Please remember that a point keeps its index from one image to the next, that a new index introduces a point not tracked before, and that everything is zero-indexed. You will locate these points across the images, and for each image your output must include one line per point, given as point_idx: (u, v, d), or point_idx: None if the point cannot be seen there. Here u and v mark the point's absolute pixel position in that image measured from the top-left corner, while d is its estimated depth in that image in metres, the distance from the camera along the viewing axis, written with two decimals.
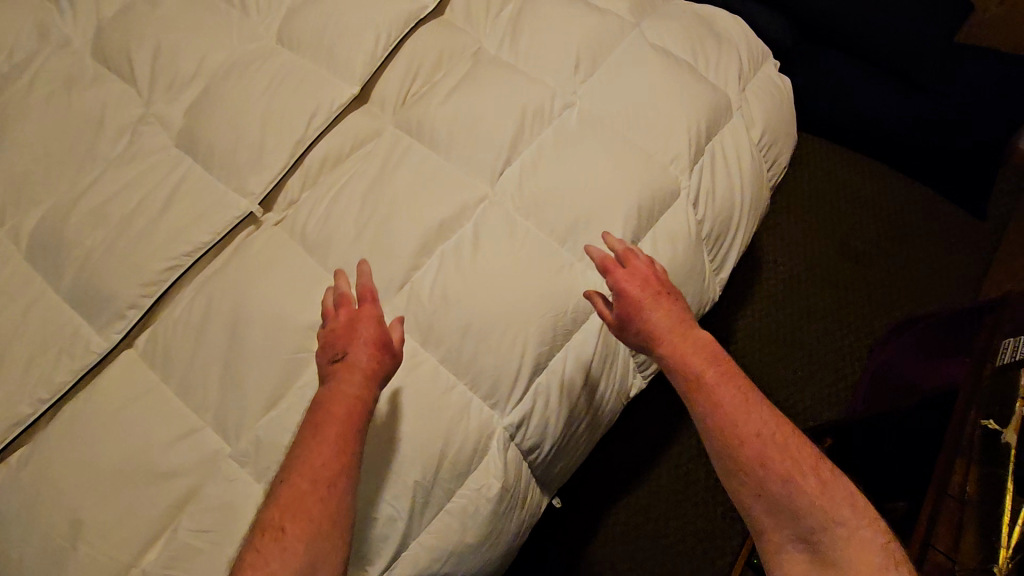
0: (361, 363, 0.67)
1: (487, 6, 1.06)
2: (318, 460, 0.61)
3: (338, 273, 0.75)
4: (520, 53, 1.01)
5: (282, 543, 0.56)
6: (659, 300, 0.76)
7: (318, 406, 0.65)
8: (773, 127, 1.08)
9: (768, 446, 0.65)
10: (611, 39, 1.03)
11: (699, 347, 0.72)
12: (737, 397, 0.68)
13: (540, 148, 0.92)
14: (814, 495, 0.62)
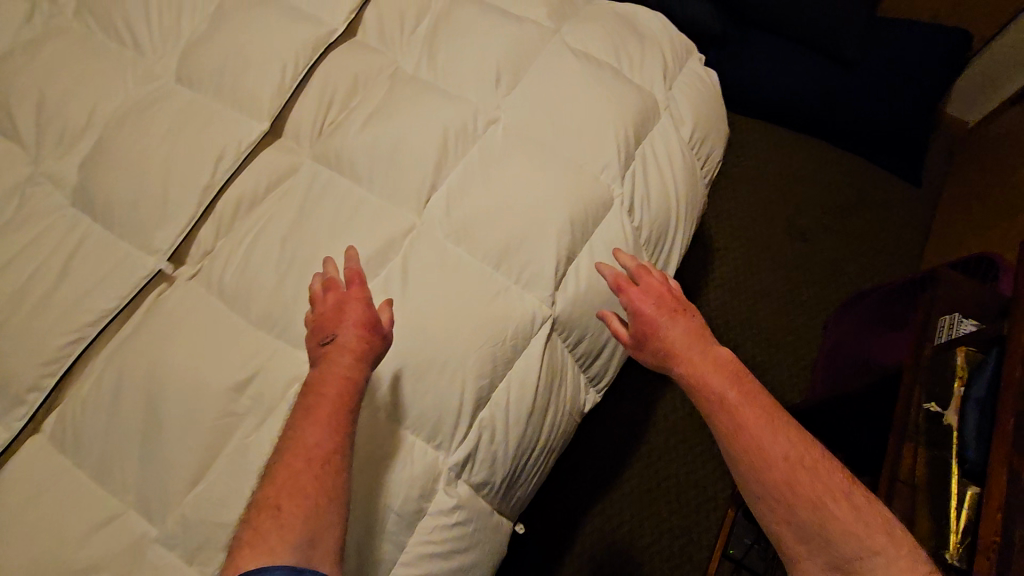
0: (351, 342, 0.67)
1: (401, 25, 1.02)
2: (311, 440, 0.60)
3: (326, 260, 0.75)
4: (440, 71, 0.98)
5: (280, 522, 0.54)
6: (678, 319, 0.76)
7: (313, 387, 0.65)
8: (703, 122, 1.08)
9: (796, 469, 0.65)
10: (531, 48, 1.01)
11: (723, 367, 0.72)
12: (763, 419, 0.68)
13: (466, 169, 0.89)
14: (846, 522, 0.62)
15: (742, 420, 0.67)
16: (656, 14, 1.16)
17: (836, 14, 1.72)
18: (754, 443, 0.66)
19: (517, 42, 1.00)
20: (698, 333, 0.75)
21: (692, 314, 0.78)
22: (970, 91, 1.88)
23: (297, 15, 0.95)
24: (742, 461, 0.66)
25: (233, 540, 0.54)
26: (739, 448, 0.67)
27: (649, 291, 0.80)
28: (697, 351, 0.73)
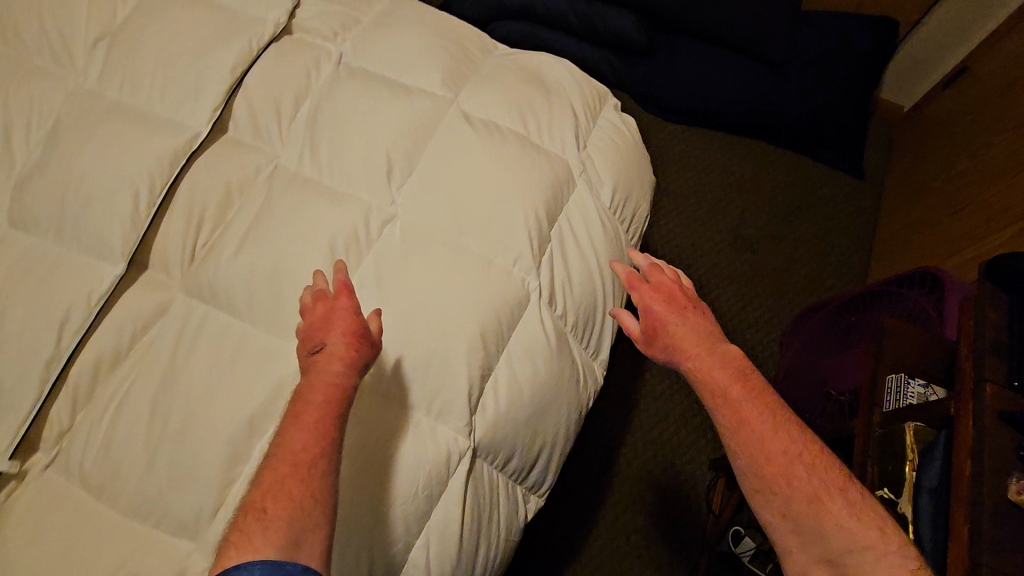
0: (339, 352, 0.68)
1: (278, 115, 0.92)
2: (297, 445, 0.61)
3: (316, 272, 0.75)
4: (324, 166, 0.88)
5: (263, 526, 0.56)
6: (686, 316, 0.79)
7: (302, 394, 0.66)
8: (624, 178, 0.99)
9: (795, 464, 0.67)
10: (425, 125, 0.91)
11: (729, 365, 0.74)
12: (764, 413, 0.70)
13: (361, 285, 0.79)
14: (839, 517, 0.65)
15: (746, 417, 0.70)
16: (562, 60, 1.07)
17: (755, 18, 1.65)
18: (755, 437, 0.69)
19: (408, 120, 0.90)
20: (704, 329, 0.77)
21: (701, 311, 0.80)
22: (902, 76, 1.81)
23: (151, 124, 0.84)
24: (744, 452, 0.69)
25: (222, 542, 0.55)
26: (741, 442, 0.69)
27: (657, 290, 0.82)
28: (701, 347, 0.75)
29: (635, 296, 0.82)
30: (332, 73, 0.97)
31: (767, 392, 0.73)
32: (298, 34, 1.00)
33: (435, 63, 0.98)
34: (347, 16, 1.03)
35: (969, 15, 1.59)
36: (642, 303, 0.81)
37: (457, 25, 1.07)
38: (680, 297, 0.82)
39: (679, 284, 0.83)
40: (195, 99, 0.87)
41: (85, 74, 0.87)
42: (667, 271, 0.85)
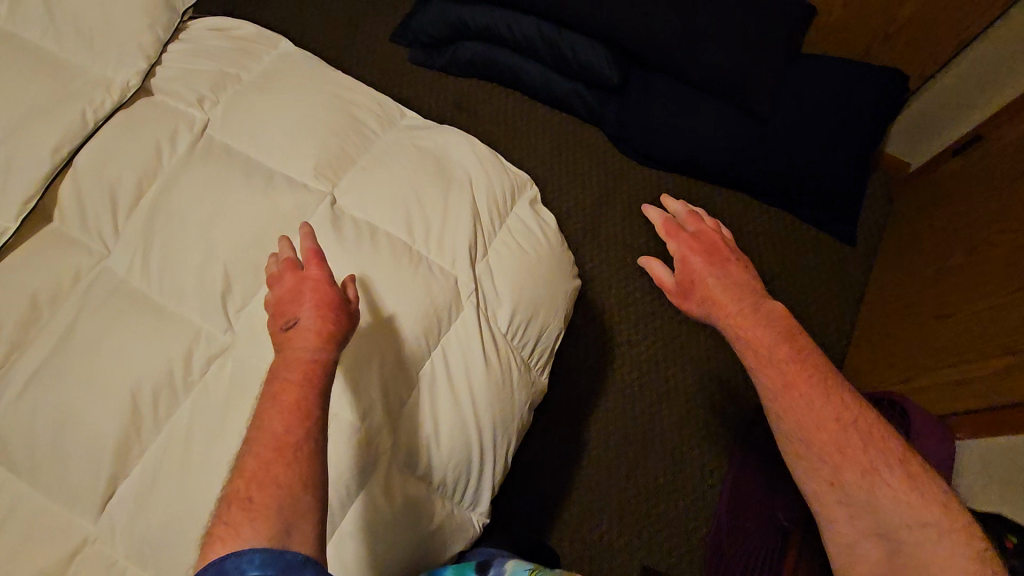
0: (311, 325, 0.63)
1: (112, 205, 0.77)
2: (278, 426, 0.56)
3: (280, 238, 0.71)
4: (155, 276, 0.73)
5: (252, 515, 0.51)
6: (725, 270, 0.78)
7: (274, 374, 0.61)
8: (529, 294, 0.84)
9: (848, 431, 0.66)
10: (283, 230, 0.75)
11: (773, 321, 0.72)
12: (811, 375, 0.68)
13: (168, 444, 0.66)
14: (894, 486, 0.64)
15: (793, 377, 0.68)
16: (472, 136, 0.92)
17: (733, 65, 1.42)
18: (804, 402, 0.67)
19: (261, 220, 0.75)
20: (744, 284, 0.76)
21: (743, 264, 0.79)
22: (911, 134, 1.57)
23: None
24: (789, 414, 0.67)
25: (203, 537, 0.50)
26: (787, 406, 0.67)
27: (695, 241, 0.81)
28: (742, 302, 0.73)
29: (672, 247, 0.81)
30: (189, 150, 0.81)
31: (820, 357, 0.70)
32: (160, 95, 0.84)
33: (312, 142, 0.82)
34: (218, 74, 0.86)
35: (989, 78, 1.37)
36: (681, 254, 0.80)
37: (358, 90, 0.91)
38: (723, 251, 0.81)
39: (720, 237, 0.83)
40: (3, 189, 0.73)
41: None
42: (710, 224, 0.85)
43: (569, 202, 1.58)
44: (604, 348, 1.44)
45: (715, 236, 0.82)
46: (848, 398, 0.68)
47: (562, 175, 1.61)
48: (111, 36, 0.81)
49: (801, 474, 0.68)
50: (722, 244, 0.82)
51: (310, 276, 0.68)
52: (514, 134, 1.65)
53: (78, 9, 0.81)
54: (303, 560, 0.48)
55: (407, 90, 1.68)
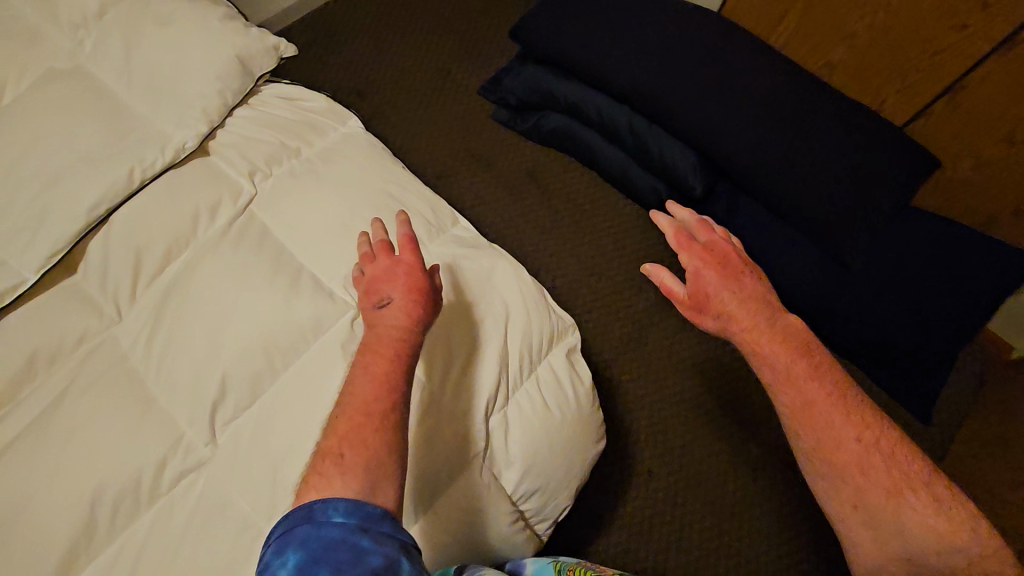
0: (404, 307, 0.66)
1: (135, 271, 0.73)
2: (369, 393, 0.60)
3: (375, 219, 0.75)
4: (154, 360, 0.69)
5: (342, 467, 0.55)
6: (740, 283, 0.72)
7: (367, 347, 0.65)
8: (546, 466, 0.77)
9: (870, 453, 0.59)
10: (292, 343, 0.70)
11: (789, 338, 0.66)
12: (830, 393, 0.62)
13: (117, 562, 0.60)
14: (924, 512, 0.57)
15: (810, 395, 0.62)
16: (519, 264, 0.84)
17: (836, 201, 1.26)
18: (821, 420, 0.61)
19: (275, 327, 0.69)
20: (757, 297, 0.70)
21: (756, 277, 0.73)
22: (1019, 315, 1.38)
23: None
24: (809, 437, 0.61)
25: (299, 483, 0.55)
26: (805, 425, 0.62)
27: (707, 251, 0.76)
28: (758, 315, 0.68)
29: (683, 258, 0.75)
30: (226, 226, 0.77)
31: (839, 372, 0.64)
32: (215, 155, 0.81)
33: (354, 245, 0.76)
34: (277, 148, 0.82)
35: None
36: (693, 267, 0.74)
37: (416, 192, 0.85)
38: (735, 262, 0.76)
39: (731, 246, 0.78)
40: (31, 235, 0.70)
41: None
42: (719, 231, 0.80)
43: (617, 305, 1.49)
44: (619, 473, 1.33)
45: (729, 247, 0.78)
46: (870, 416, 0.61)
47: (619, 273, 1.52)
48: (179, 91, 0.78)
49: (824, 499, 0.62)
50: (735, 253, 0.77)
51: (402, 260, 0.71)
52: (580, 218, 1.57)
53: (150, 58, 0.78)
54: (382, 513, 0.54)
55: (481, 151, 1.64)
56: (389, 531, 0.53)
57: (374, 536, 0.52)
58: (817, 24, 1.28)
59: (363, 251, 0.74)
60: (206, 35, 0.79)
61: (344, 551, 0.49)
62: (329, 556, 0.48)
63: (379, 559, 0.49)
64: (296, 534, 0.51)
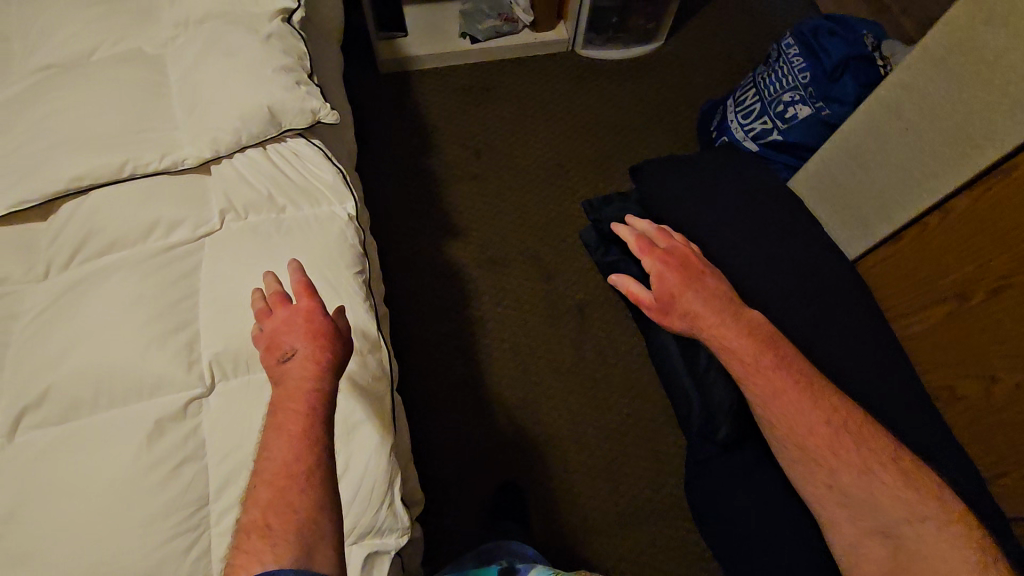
0: (305, 355, 0.64)
1: (76, 246, 0.77)
2: (286, 455, 0.57)
3: (265, 273, 0.73)
4: (28, 332, 0.72)
5: (270, 541, 0.52)
6: (698, 284, 0.91)
7: (278, 406, 0.61)
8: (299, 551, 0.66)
9: (839, 435, 0.75)
10: (131, 388, 0.68)
11: (746, 330, 0.84)
12: (792, 383, 0.79)
13: None
14: (893, 487, 0.72)
15: (780, 386, 0.78)
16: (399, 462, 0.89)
17: None
18: (791, 407, 0.77)
19: (127, 365, 0.69)
20: (714, 295, 0.89)
21: (712, 276, 0.93)
22: None
23: None
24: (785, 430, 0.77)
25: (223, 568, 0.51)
26: (779, 414, 0.78)
27: (668, 254, 0.96)
28: (717, 313, 0.87)
29: (648, 263, 0.94)
30: (173, 245, 0.78)
31: (796, 359, 0.81)
32: (214, 177, 0.83)
33: (245, 329, 0.73)
34: (260, 199, 0.82)
35: None
36: (657, 271, 0.93)
37: (350, 299, 0.79)
38: (692, 261, 0.95)
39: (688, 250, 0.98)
40: (18, 176, 0.77)
41: None
42: (679, 237, 1.00)
43: (583, 485, 1.32)
44: None
45: (687, 250, 0.97)
46: (832, 400, 0.78)
47: (604, 457, 1.35)
48: (205, 112, 0.81)
49: (803, 481, 0.77)
50: (692, 256, 0.96)
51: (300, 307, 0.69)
52: (601, 376, 1.43)
53: (204, 73, 0.82)
54: None
55: (548, 259, 1.55)
56: None
57: None
58: (962, 341, 0.97)
59: (259, 309, 0.71)
60: (254, 77, 0.81)
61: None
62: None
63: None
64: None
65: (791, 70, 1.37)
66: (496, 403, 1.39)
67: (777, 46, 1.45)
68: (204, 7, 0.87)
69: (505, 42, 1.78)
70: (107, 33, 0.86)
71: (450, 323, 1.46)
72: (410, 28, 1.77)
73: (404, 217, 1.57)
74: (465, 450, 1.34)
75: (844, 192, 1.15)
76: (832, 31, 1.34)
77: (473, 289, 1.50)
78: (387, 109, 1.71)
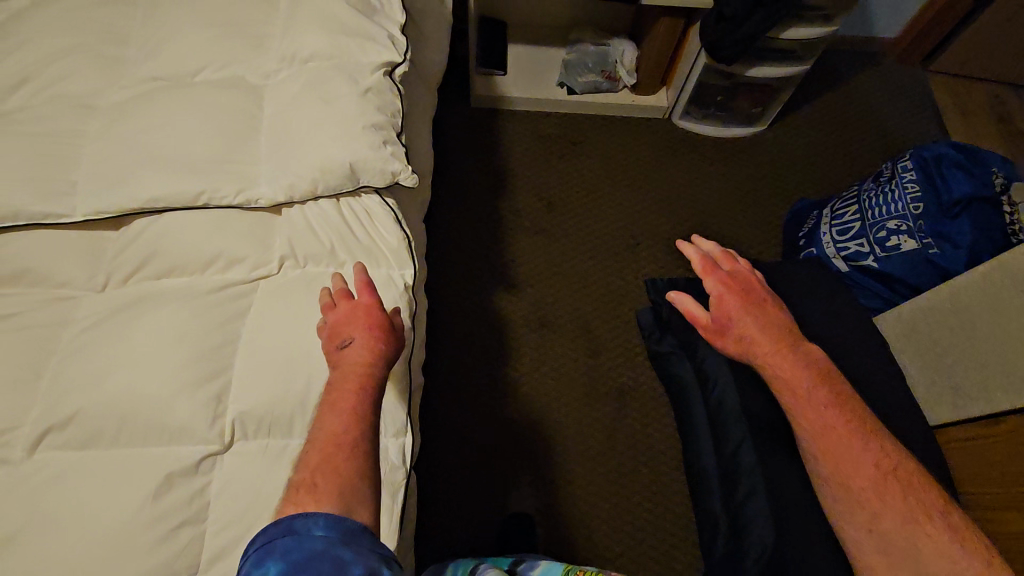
0: (363, 344, 0.68)
1: (139, 265, 0.77)
2: (335, 426, 0.60)
3: (334, 273, 0.77)
4: (70, 343, 0.71)
5: (316, 497, 0.54)
6: (758, 310, 0.80)
7: (332, 386, 0.65)
8: None
9: (885, 478, 0.71)
10: (155, 431, 0.67)
11: (803, 365, 0.76)
12: (843, 423, 0.73)
13: None
14: (937, 540, 0.67)
15: (833, 424, 0.73)
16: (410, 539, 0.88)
17: None
18: (842, 447, 0.73)
19: (156, 404, 0.67)
20: (775, 323, 0.79)
21: (773, 303, 0.81)
22: None
23: (46, 171, 0.77)
24: (828, 469, 0.73)
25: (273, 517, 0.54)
26: (826, 452, 0.73)
27: (729, 276, 0.82)
28: (778, 343, 0.77)
29: (707, 282, 0.81)
30: (229, 283, 0.77)
31: (852, 400, 0.76)
32: (284, 220, 0.82)
33: (277, 392, 0.71)
34: (322, 252, 0.81)
35: None
36: (716, 292, 0.80)
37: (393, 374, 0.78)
38: (752, 285, 0.83)
39: (749, 273, 0.85)
40: (100, 185, 0.77)
41: (93, 97, 0.83)
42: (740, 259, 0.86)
43: None
44: None
45: (750, 274, 0.84)
46: (885, 445, 0.73)
47: (614, 562, 1.26)
48: (290, 155, 0.80)
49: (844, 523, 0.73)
50: (755, 281, 0.84)
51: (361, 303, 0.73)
52: (627, 472, 1.34)
53: (298, 116, 0.81)
54: (361, 529, 0.53)
55: (599, 333, 1.48)
56: (370, 545, 0.52)
57: (356, 548, 0.51)
58: None
59: (323, 303, 0.75)
60: (343, 131, 0.80)
61: (325, 562, 0.49)
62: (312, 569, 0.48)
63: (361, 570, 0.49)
64: (275, 547, 0.50)
65: (904, 197, 1.25)
66: (512, 475, 1.33)
67: (893, 164, 1.33)
68: (312, 46, 0.86)
69: (602, 98, 1.73)
70: (214, 56, 0.85)
71: (485, 379, 1.42)
72: (510, 68, 1.74)
73: (463, 259, 1.54)
74: (471, 517, 1.28)
75: (938, 351, 1.04)
76: (959, 163, 1.21)
77: (516, 349, 1.45)
78: (470, 146, 1.69)
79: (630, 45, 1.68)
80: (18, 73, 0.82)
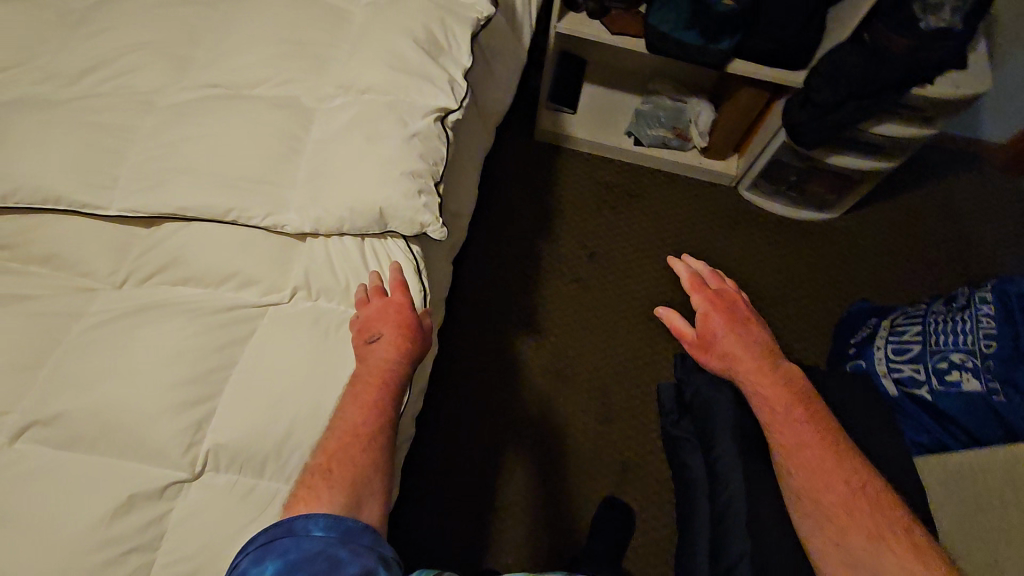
0: (390, 342, 0.73)
1: (159, 270, 0.78)
2: (356, 419, 0.68)
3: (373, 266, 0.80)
4: (76, 336, 0.72)
5: (328, 485, 0.63)
6: (740, 329, 0.85)
7: (357, 379, 0.71)
8: None
9: (852, 490, 0.74)
10: (132, 447, 0.66)
11: (780, 382, 0.81)
12: (813, 434, 0.78)
13: None
14: (898, 553, 0.70)
15: (805, 437, 0.77)
16: None
17: None
18: (812, 459, 0.76)
19: (138, 418, 0.67)
20: (756, 343, 0.84)
21: (756, 324, 0.87)
22: None
23: (93, 162, 0.78)
24: (798, 479, 0.77)
25: (290, 497, 0.63)
26: (797, 465, 0.77)
27: (716, 296, 0.88)
28: (755, 359, 0.82)
29: (696, 299, 0.87)
30: (238, 303, 0.77)
31: (826, 418, 0.80)
32: (307, 249, 0.81)
33: (257, 431, 0.69)
34: (337, 289, 0.79)
35: None
36: (703, 309, 0.87)
37: None
38: (738, 307, 0.89)
39: (737, 296, 0.90)
40: (139, 184, 0.78)
41: (155, 94, 0.85)
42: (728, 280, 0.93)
43: None
44: None
45: (738, 296, 0.90)
46: (852, 458, 0.77)
47: None
48: (324, 187, 0.79)
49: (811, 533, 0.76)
50: (742, 303, 0.89)
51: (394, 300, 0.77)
52: None
53: (340, 148, 0.80)
54: (362, 529, 0.59)
55: (614, 399, 1.42)
56: (366, 544, 0.58)
57: (353, 548, 0.57)
58: None
59: (356, 296, 0.78)
60: (380, 173, 0.78)
61: (322, 560, 0.54)
62: (309, 566, 0.53)
63: (355, 567, 0.54)
64: (275, 547, 0.55)
65: (976, 330, 1.12)
66: (495, 530, 1.28)
67: (970, 291, 1.20)
68: (370, 79, 0.85)
69: (667, 156, 1.66)
70: (274, 72, 0.85)
71: (488, 422, 1.38)
72: (579, 109, 1.71)
73: (492, 294, 1.51)
74: (445, 563, 1.24)
75: (980, 518, 0.93)
76: None
77: (526, 398, 1.41)
78: (524, 180, 1.66)
79: (708, 106, 1.61)
80: (91, 60, 0.85)
